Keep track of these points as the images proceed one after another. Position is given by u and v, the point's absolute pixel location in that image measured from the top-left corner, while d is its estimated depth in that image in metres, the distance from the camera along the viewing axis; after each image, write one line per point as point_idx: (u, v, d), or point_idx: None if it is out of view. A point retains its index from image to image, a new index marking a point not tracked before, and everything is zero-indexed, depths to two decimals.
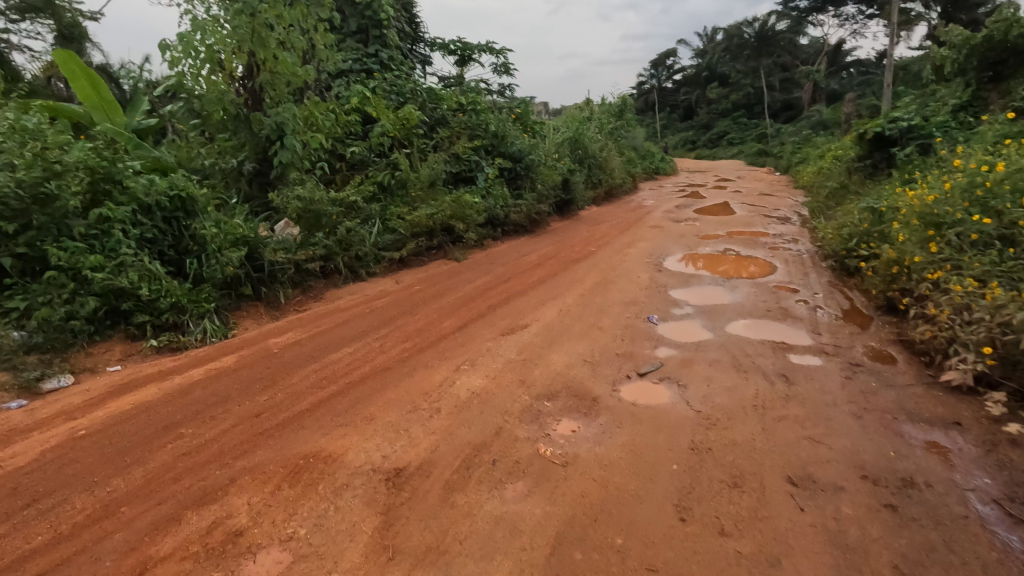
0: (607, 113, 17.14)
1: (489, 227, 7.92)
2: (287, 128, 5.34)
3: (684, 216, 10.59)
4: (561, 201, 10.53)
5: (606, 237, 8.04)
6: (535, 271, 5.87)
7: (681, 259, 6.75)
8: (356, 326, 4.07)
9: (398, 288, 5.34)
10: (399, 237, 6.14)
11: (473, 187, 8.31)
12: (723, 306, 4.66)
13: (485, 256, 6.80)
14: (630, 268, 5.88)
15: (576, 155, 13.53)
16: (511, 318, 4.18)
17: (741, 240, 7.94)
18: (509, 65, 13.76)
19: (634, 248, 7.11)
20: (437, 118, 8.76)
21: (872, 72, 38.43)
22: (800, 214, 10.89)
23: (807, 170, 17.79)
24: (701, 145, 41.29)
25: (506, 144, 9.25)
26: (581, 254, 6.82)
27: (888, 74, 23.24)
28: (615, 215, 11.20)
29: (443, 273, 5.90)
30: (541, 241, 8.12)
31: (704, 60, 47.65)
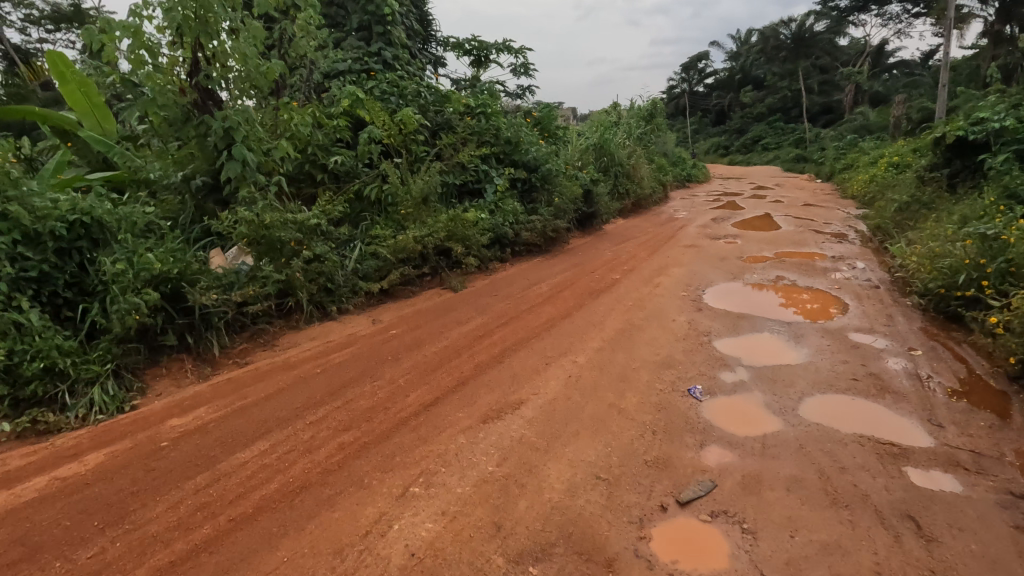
0: (635, 117, 15.94)
1: (496, 248, 6.90)
2: (235, 136, 4.36)
3: (723, 232, 9.35)
4: (582, 215, 9.43)
5: (633, 260, 6.89)
6: (544, 308, 4.78)
7: (725, 291, 5.56)
8: (293, 396, 3.05)
9: (372, 331, 4.33)
10: (383, 264, 5.16)
11: (480, 202, 7.31)
12: (788, 369, 3.50)
13: (488, 285, 5.75)
14: (662, 305, 4.75)
15: (601, 163, 12.40)
16: (502, 388, 3.11)
17: (795, 265, 6.70)
18: (530, 66, 12.74)
19: (666, 276, 5.96)
20: (442, 123, 7.79)
21: (920, 73, 36.24)
22: (859, 231, 9.52)
23: (857, 179, 16.27)
24: (734, 151, 39.57)
25: (520, 152, 8.24)
26: (602, 282, 5.72)
27: (942, 75, 21.45)
28: (644, 230, 10.02)
29: (432, 309, 4.88)
30: (557, 263, 7.04)
31: (737, 63, 45.84)
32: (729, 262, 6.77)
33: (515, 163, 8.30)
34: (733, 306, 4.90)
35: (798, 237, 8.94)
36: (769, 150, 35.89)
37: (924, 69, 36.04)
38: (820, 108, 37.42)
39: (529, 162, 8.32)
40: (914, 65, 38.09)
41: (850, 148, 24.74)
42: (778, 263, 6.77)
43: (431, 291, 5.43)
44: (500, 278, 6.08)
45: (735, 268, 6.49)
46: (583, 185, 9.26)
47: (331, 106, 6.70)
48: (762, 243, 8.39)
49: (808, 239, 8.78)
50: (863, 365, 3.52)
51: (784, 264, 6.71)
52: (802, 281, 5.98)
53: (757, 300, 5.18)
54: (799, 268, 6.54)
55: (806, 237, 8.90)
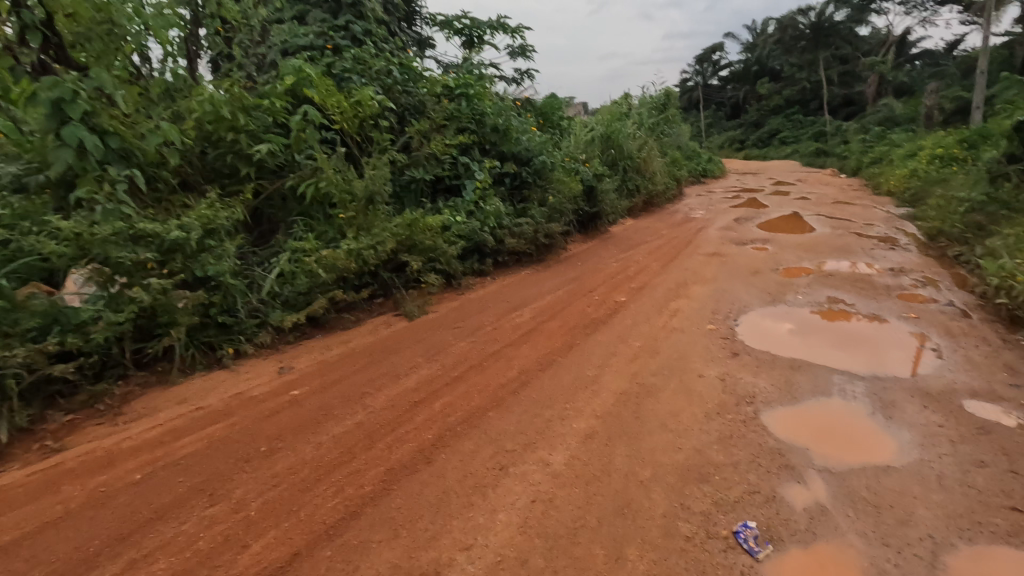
0: (646, 106, 14.50)
1: (470, 259, 5.63)
2: (71, 113, 3.11)
3: (749, 236, 7.98)
4: (584, 216, 8.10)
5: (643, 273, 5.56)
6: (520, 350, 3.49)
7: (762, 318, 4.24)
8: (57, 541, 1.81)
9: (272, 386, 3.08)
10: (308, 286, 3.92)
11: (457, 201, 6.05)
12: (891, 480, 2.18)
13: (455, 310, 4.47)
14: (683, 349, 3.42)
15: (607, 157, 11.05)
16: (415, 530, 1.84)
17: (846, 281, 5.34)
18: (528, 49, 11.40)
19: (687, 297, 4.61)
20: (413, 107, 6.50)
21: (947, 62, 34.41)
22: (910, 235, 8.11)
23: (890, 174, 14.79)
24: (749, 144, 37.85)
25: (509, 142, 6.94)
26: (602, 306, 4.41)
27: (979, 62, 19.84)
28: (656, 233, 8.67)
29: (369, 350, 3.62)
30: (549, 277, 5.74)
31: (754, 54, 44.04)
32: (763, 277, 5.42)
33: (501, 157, 7.06)
34: (782, 346, 3.56)
35: (839, 243, 7.54)
36: (787, 143, 34.16)
37: (951, 59, 34.20)
38: (841, 100, 35.63)
39: (519, 154, 7.04)
40: (940, 55, 36.25)
41: (877, 141, 23.10)
42: (825, 279, 5.40)
43: (377, 321, 4.17)
44: (472, 300, 4.80)
45: (773, 284, 5.13)
46: (585, 181, 7.94)
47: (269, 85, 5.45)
48: (798, 250, 7.00)
49: (852, 245, 7.37)
50: (1010, 471, 2.19)
51: (832, 280, 5.34)
52: (862, 304, 4.63)
53: (809, 334, 3.84)
54: (853, 286, 5.17)
55: (850, 243, 7.48)
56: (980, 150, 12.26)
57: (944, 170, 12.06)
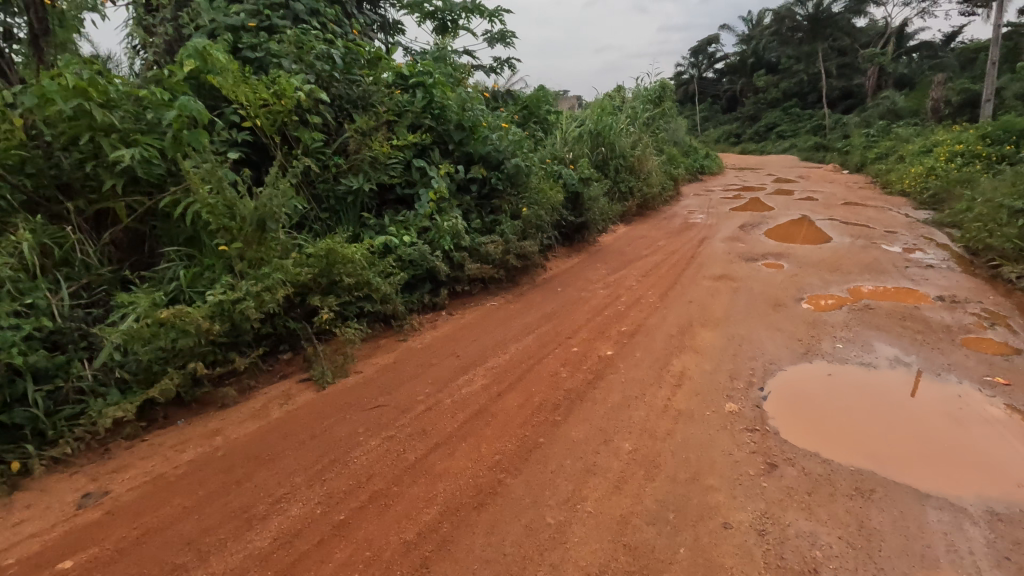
0: (640, 99, 13.35)
1: (419, 290, 4.50)
2: None
3: (760, 249, 6.88)
4: (567, 227, 6.98)
5: (636, 307, 4.46)
6: (456, 456, 2.39)
7: (794, 383, 3.15)
8: None
9: (56, 538, 2.00)
10: (155, 358, 2.73)
11: (407, 216, 4.93)
12: None
13: (384, 372, 3.38)
14: (692, 458, 2.33)
15: (597, 156, 9.92)
16: None
17: (888, 317, 4.26)
18: (509, 35, 10.25)
19: (694, 350, 3.50)
20: (359, 99, 5.34)
21: (948, 54, 33.41)
22: (944, 249, 7.02)
23: (901, 172, 13.73)
24: (746, 139, 36.76)
25: (476, 141, 5.80)
26: (580, 365, 3.31)
27: (989, 53, 18.83)
28: (651, 245, 7.55)
29: (239, 451, 2.52)
30: (519, 311, 4.63)
31: (750, 45, 42.89)
32: (786, 313, 4.32)
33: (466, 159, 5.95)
34: (833, 444, 2.50)
35: (865, 258, 6.45)
36: (784, 137, 33.12)
37: (953, 50, 33.25)
38: (840, 93, 34.57)
39: (487, 155, 5.91)
40: (939, 47, 35.37)
41: (881, 135, 22.09)
42: (862, 315, 4.32)
43: (273, 395, 3.07)
44: (412, 353, 3.71)
45: (800, 325, 4.04)
46: (569, 187, 6.82)
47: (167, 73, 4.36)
48: (819, 267, 5.92)
49: (881, 261, 6.29)
50: None
51: (872, 317, 4.26)
52: (919, 355, 3.54)
53: (862, 418, 2.80)
54: (900, 324, 4.09)
55: (877, 258, 6.40)
56: (1003, 147, 11.22)
57: (965, 169, 11.01)
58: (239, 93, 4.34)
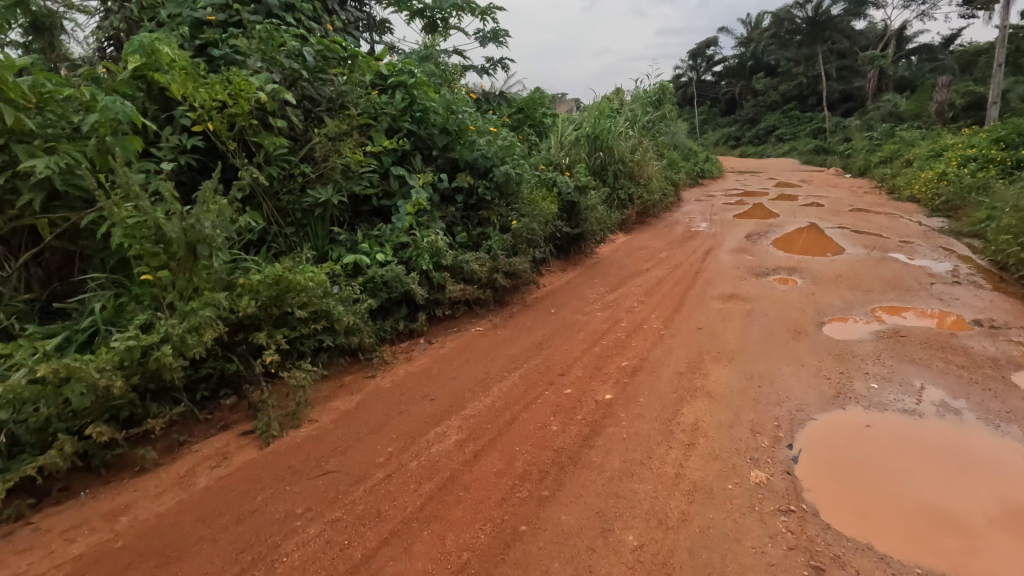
0: (639, 102, 12.87)
1: (394, 315, 4.00)
2: None
3: (770, 262, 6.39)
4: (563, 239, 6.48)
5: (639, 335, 3.96)
6: (413, 555, 1.89)
7: (826, 432, 2.69)
8: None
9: None
10: (49, 420, 2.20)
11: (382, 231, 4.43)
12: None
13: (344, 421, 2.87)
14: (711, 557, 1.85)
15: (594, 161, 9.43)
16: None
17: (923, 347, 3.76)
18: (502, 33, 9.77)
19: (706, 393, 3.00)
20: (331, 100, 4.84)
21: (949, 56, 33.03)
22: (969, 262, 6.51)
23: (910, 177, 13.24)
24: (746, 142, 36.35)
25: (462, 146, 5.28)
26: (573, 415, 2.81)
27: (995, 55, 18.41)
28: (653, 257, 7.05)
29: (144, 541, 2.02)
30: (507, 338, 4.12)
31: (749, 47, 42.52)
32: (808, 342, 3.82)
33: (452, 167, 5.44)
34: (872, 524, 2.07)
35: (885, 273, 5.96)
36: (784, 140, 32.70)
37: (954, 52, 32.91)
38: (841, 96, 34.17)
39: (474, 162, 5.41)
40: (940, 49, 35.05)
41: (884, 138, 21.66)
42: (893, 344, 3.82)
43: (205, 454, 2.57)
44: (380, 395, 3.20)
45: (826, 358, 3.54)
46: (565, 196, 6.33)
47: (112, 71, 3.92)
48: (837, 284, 5.42)
49: (903, 276, 5.80)
50: None
51: (905, 347, 3.76)
52: (970, 399, 3.04)
53: (912, 483, 2.33)
54: (939, 357, 3.59)
55: (899, 273, 5.90)
56: (1017, 151, 10.76)
57: (978, 174, 10.54)
58: (189, 93, 3.84)
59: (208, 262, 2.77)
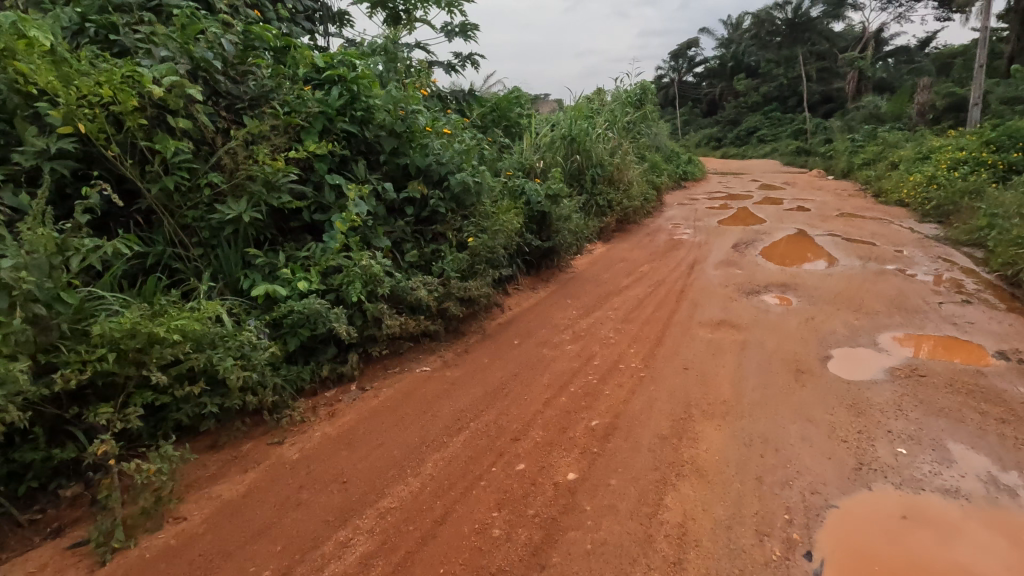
0: (620, 102, 12.29)
1: (317, 357, 3.30)
2: None
3: (760, 277, 5.80)
4: (533, 253, 5.82)
5: (614, 377, 3.32)
6: None
7: (853, 528, 2.06)
8: None
9: None
10: None
11: (310, 254, 3.73)
12: None
13: (222, 520, 2.18)
14: None
15: (571, 165, 8.79)
16: None
17: (949, 392, 3.16)
18: (471, 28, 9.09)
19: (695, 469, 2.35)
20: (254, 97, 4.12)
21: (927, 58, 33.16)
22: (973, 276, 6.00)
23: (896, 179, 12.85)
24: (727, 143, 36.15)
25: (414, 150, 4.66)
26: (522, 509, 2.16)
27: (976, 56, 18.22)
28: (632, 271, 6.42)
29: None
30: (456, 381, 3.45)
31: (729, 48, 42.42)
32: (813, 386, 3.21)
33: (402, 173, 4.77)
34: (857, 558, 1.93)
35: (887, 289, 5.41)
36: (765, 141, 32.52)
37: (931, 54, 33.07)
38: (821, 97, 34.12)
39: (427, 168, 4.74)
40: (916, 51, 35.26)
41: (866, 139, 21.44)
42: (913, 388, 3.22)
43: None
44: (282, 471, 2.51)
45: (836, 410, 2.93)
46: (535, 205, 5.67)
47: None
48: (837, 305, 4.84)
49: (906, 294, 5.24)
50: None
51: (928, 392, 3.17)
52: (1021, 471, 2.44)
53: None
54: (970, 405, 2.99)
55: (901, 291, 5.34)
56: (1008, 154, 10.40)
57: (969, 178, 10.15)
58: (49, 84, 3.06)
59: (8, 318, 2.02)
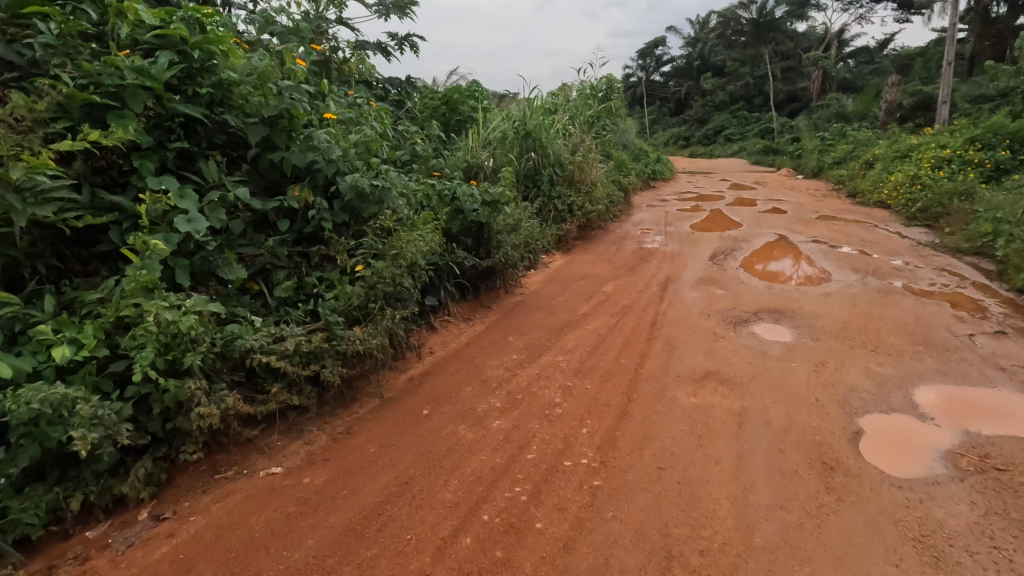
0: (583, 95, 11.23)
1: (78, 472, 2.04)
2: None
3: (747, 300, 4.75)
4: (468, 274, 4.64)
5: (552, 488, 2.18)
6: None
7: None
8: None
9: None
10: None
11: (96, 299, 2.46)
12: None
13: None
14: None
15: (525, 164, 7.62)
16: None
17: None
18: (409, 5, 7.85)
19: None
20: (39, 64, 2.83)
21: (888, 58, 33.30)
22: (993, 295, 5.06)
23: (874, 178, 12.12)
24: (695, 142, 35.68)
25: (291, 144, 3.43)
26: None
27: (945, 53, 17.84)
28: (593, 292, 5.30)
29: None
30: (316, 494, 2.26)
31: (696, 47, 42.04)
32: (853, 498, 2.12)
33: (280, 175, 3.53)
34: None
35: (901, 316, 4.40)
36: (733, 140, 32.07)
37: (892, 54, 33.20)
38: (787, 96, 33.91)
39: (312, 168, 3.50)
40: (877, 51, 35.43)
41: (834, 137, 20.96)
42: (996, 496, 2.17)
43: None
44: None
45: (898, 555, 1.85)
46: (468, 214, 4.47)
47: None
48: (848, 342, 3.79)
49: (927, 322, 4.24)
50: None
51: (1022, 507, 2.10)
52: None
53: None
54: None
55: (919, 317, 4.34)
56: (996, 152, 9.70)
57: (957, 179, 9.39)
58: None
59: None
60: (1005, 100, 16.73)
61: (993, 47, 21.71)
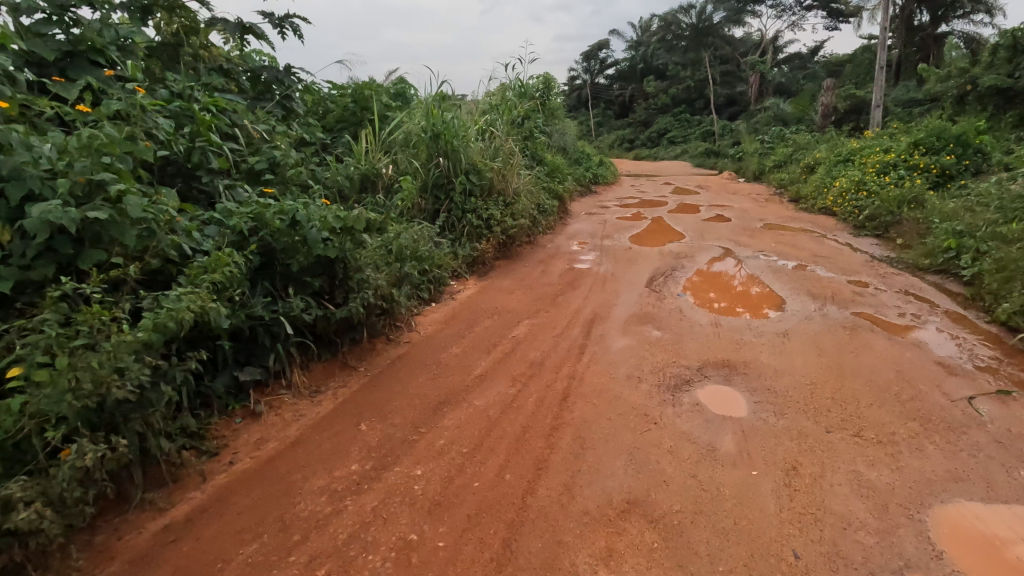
0: (510, 94, 10.09)
1: None
2: None
3: (689, 348, 3.70)
4: (318, 328, 3.38)
5: None
6: None
7: None
8: None
9: None
10: None
11: None
12: None
13: None
14: None
15: (433, 171, 6.40)
16: None
17: None
18: None
19: None
20: None
21: (820, 63, 34.10)
22: (973, 330, 4.25)
23: (817, 182, 11.60)
24: (638, 145, 35.41)
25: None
26: None
27: (878, 58, 17.89)
28: (499, 336, 4.15)
29: None
30: None
31: (638, 49, 41.93)
32: None
33: None
34: None
35: (880, 367, 3.46)
36: (675, 143, 31.93)
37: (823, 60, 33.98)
38: (726, 100, 34.12)
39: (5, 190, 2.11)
40: (809, 57, 36.29)
41: (774, 140, 20.79)
42: None
43: None
44: None
45: None
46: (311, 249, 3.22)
47: None
48: (824, 420, 2.76)
49: (913, 376, 3.31)
50: None
51: None
52: None
53: None
54: None
55: (901, 369, 3.41)
56: (941, 156, 9.25)
57: (904, 185, 8.85)
58: None
59: None
60: (935, 105, 16.87)
61: (919, 53, 22.15)
